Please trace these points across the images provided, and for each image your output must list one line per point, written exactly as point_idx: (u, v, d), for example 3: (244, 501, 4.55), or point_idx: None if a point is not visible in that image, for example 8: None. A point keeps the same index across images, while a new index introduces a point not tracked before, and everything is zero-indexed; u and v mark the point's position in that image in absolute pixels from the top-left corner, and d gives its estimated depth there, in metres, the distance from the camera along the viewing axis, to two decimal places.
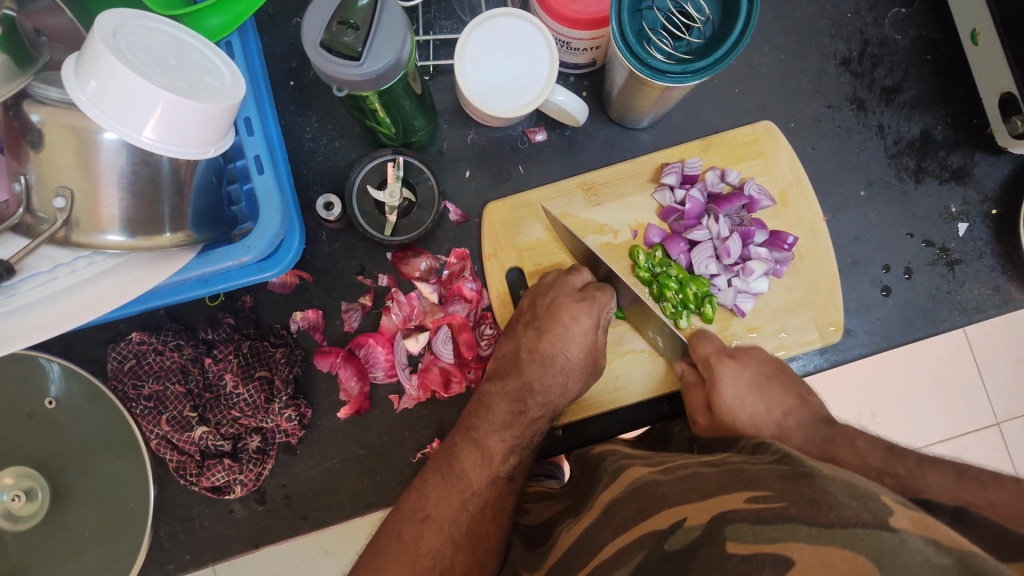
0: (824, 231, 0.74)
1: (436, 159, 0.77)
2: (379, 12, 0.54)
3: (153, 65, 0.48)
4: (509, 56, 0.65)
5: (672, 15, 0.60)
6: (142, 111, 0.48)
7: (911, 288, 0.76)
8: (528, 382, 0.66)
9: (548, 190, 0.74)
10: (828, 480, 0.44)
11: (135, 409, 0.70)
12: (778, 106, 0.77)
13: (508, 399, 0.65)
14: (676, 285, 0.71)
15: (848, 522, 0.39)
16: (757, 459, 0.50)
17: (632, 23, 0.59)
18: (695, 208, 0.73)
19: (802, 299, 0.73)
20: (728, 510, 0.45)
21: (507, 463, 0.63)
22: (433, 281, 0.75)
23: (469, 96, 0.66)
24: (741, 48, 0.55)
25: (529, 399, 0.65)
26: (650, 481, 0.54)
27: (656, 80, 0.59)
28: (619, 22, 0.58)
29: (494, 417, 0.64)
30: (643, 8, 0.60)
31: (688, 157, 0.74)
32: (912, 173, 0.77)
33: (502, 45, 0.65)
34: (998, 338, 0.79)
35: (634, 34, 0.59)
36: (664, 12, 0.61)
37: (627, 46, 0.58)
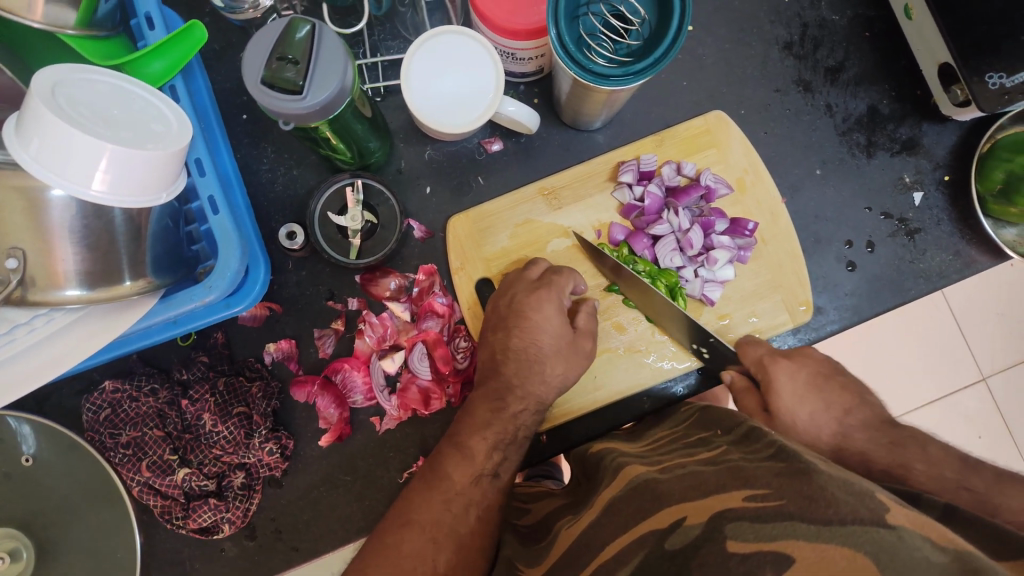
0: (784, 213, 0.75)
1: (395, 179, 0.77)
2: (317, 45, 0.54)
3: (97, 120, 0.49)
4: (454, 77, 0.66)
5: (610, 19, 0.60)
6: (88, 165, 0.48)
7: (875, 261, 0.77)
8: (513, 379, 0.67)
9: (509, 199, 0.75)
10: (827, 479, 0.44)
11: (115, 457, 0.69)
12: (727, 95, 0.79)
13: (486, 399, 0.66)
14: (646, 280, 0.72)
15: (847, 520, 0.40)
16: (757, 457, 0.50)
17: (570, 32, 0.60)
18: (654, 203, 0.74)
19: (767, 282, 0.74)
20: (730, 510, 0.45)
21: (490, 460, 0.63)
22: (404, 300, 0.75)
23: (421, 117, 0.66)
24: (679, 47, 0.56)
25: (508, 395, 0.66)
26: (646, 479, 0.54)
27: (599, 84, 0.60)
28: (557, 33, 0.59)
29: (474, 420, 0.65)
30: (582, 12, 0.61)
31: (643, 153, 0.75)
32: (864, 148, 0.78)
33: (448, 64, 0.66)
34: (979, 299, 0.81)
35: (573, 43, 0.60)
36: (601, 17, 0.61)
37: (568, 55, 0.59)
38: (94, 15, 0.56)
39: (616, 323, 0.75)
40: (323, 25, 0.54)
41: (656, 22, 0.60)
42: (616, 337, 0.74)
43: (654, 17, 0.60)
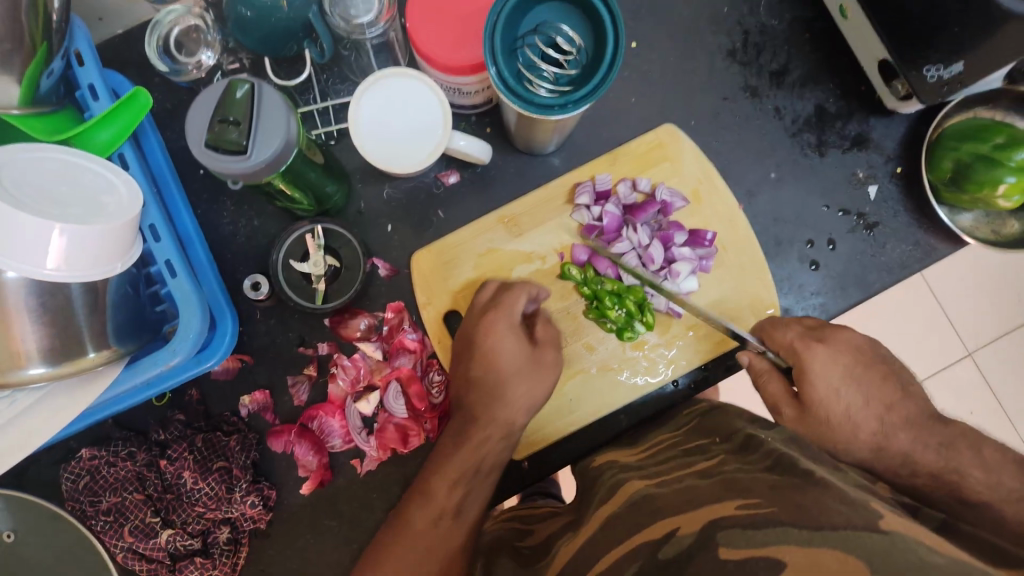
0: (743, 220, 0.75)
1: (355, 220, 0.77)
2: (257, 102, 0.55)
3: (42, 199, 0.49)
4: (403, 118, 0.67)
5: (546, 48, 0.61)
6: (41, 247, 0.48)
7: (837, 258, 0.78)
8: (499, 377, 0.67)
9: (469, 231, 0.75)
10: (822, 490, 0.45)
11: (96, 525, 0.69)
12: (676, 108, 0.80)
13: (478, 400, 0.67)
14: (616, 300, 0.72)
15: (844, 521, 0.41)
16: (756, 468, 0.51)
17: (509, 67, 0.60)
18: (613, 222, 0.75)
19: (732, 289, 0.75)
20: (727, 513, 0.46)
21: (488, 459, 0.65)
22: (374, 339, 0.75)
23: (371, 158, 0.66)
24: (618, 70, 0.58)
25: (501, 396, 0.66)
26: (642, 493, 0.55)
27: (545, 116, 0.61)
28: (497, 70, 0.59)
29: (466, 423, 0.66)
30: (519, 45, 0.62)
31: (598, 173, 0.75)
32: (815, 147, 0.79)
33: (396, 107, 0.66)
34: None
35: (514, 77, 0.61)
36: (536, 48, 0.62)
37: (510, 91, 0.59)
38: (35, 93, 0.57)
39: (587, 342, 0.75)
40: (261, 83, 0.55)
41: (592, 45, 0.61)
42: (591, 357, 0.75)
43: (590, 41, 0.61)
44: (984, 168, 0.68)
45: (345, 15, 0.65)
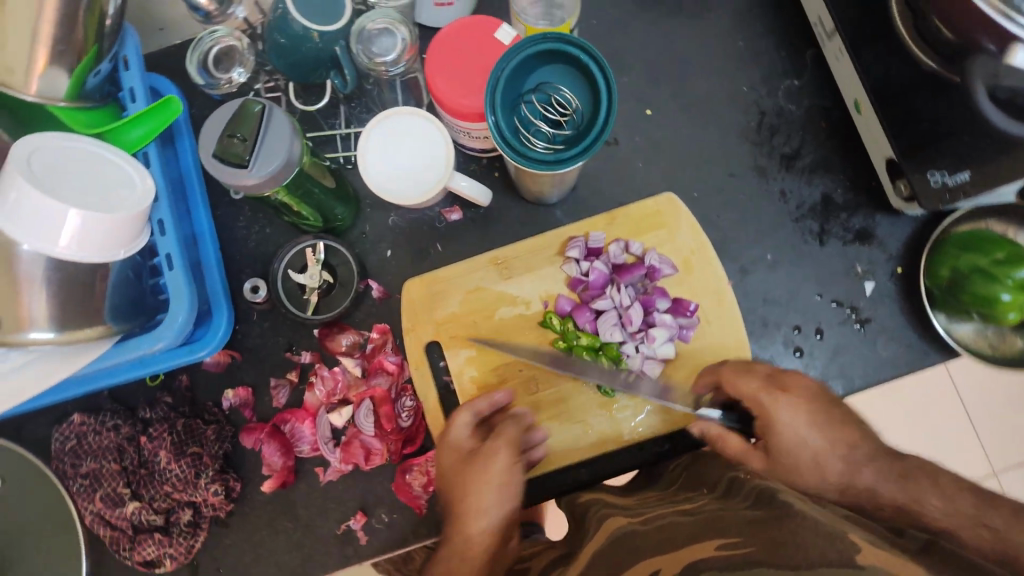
0: (730, 295, 0.76)
1: (358, 240, 0.81)
2: (266, 122, 0.60)
3: (71, 185, 0.55)
4: (411, 153, 0.71)
5: (547, 106, 0.65)
6: (55, 226, 0.54)
7: (824, 348, 0.77)
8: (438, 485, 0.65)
9: (460, 267, 0.79)
10: (798, 523, 0.46)
11: (72, 486, 0.74)
12: (683, 177, 0.82)
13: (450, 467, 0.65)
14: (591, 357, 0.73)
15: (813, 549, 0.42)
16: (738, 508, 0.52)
17: (507, 122, 0.63)
18: (599, 279, 0.76)
19: (708, 362, 0.76)
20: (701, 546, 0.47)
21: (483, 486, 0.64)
22: (357, 356, 0.79)
23: (373, 186, 0.70)
24: (608, 132, 0.60)
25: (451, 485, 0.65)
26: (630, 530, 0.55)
27: (537, 170, 0.62)
28: (495, 123, 0.62)
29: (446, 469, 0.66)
30: (518, 103, 0.65)
31: (593, 231, 0.78)
32: (817, 235, 0.79)
33: (402, 145, 0.71)
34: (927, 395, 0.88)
35: (511, 131, 0.63)
36: (535, 107, 0.65)
37: (506, 141, 0.61)
38: (82, 89, 0.64)
39: (558, 392, 0.76)
40: (272, 107, 0.60)
41: (590, 104, 0.64)
42: (558, 407, 0.76)
43: (589, 100, 0.64)
44: (992, 283, 0.67)
45: (369, 52, 0.70)
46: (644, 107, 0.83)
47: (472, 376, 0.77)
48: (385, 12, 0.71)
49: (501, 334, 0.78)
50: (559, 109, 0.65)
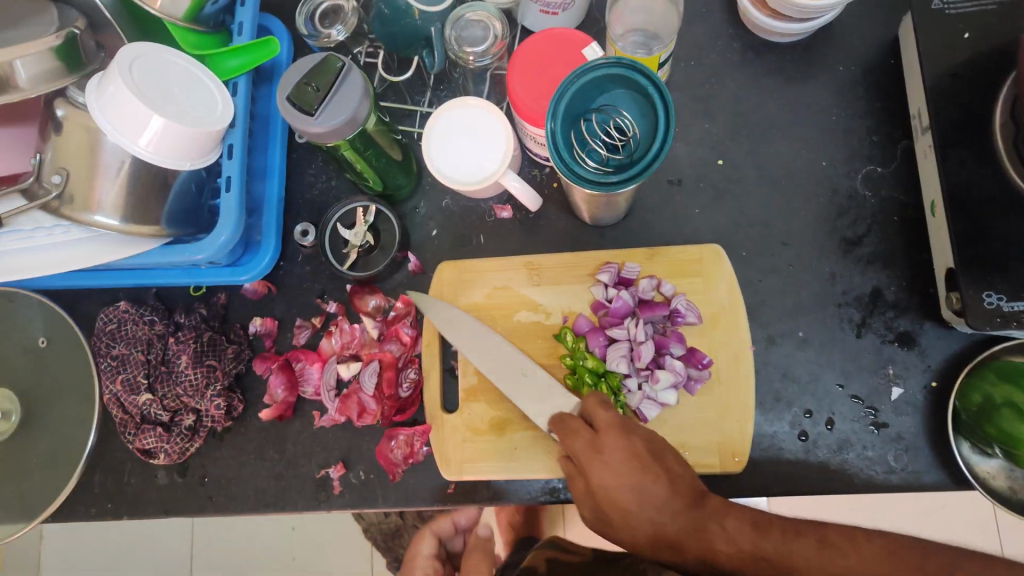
0: (748, 360, 0.75)
1: (409, 214, 0.85)
2: (340, 80, 0.64)
3: (163, 96, 0.61)
4: (474, 142, 0.73)
5: (606, 127, 0.66)
6: (139, 126, 0.60)
7: (831, 440, 0.74)
8: None
9: (494, 262, 0.81)
10: None
11: (101, 364, 0.82)
12: (737, 233, 0.81)
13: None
14: (592, 379, 0.74)
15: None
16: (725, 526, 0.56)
17: (564, 136, 0.65)
18: (621, 308, 0.77)
19: (707, 420, 0.74)
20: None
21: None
22: (378, 319, 0.83)
23: (431, 166, 0.73)
24: (660, 160, 0.61)
25: None
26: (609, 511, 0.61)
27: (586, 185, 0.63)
28: (552, 136, 0.63)
29: None
30: (579, 120, 0.66)
31: (630, 261, 0.79)
32: (855, 325, 0.77)
33: (468, 133, 0.73)
34: None
35: (566, 146, 0.65)
36: (594, 126, 0.66)
37: (559, 154, 0.63)
38: (200, 14, 0.69)
39: None
40: (350, 66, 0.64)
41: (648, 128, 0.65)
42: None
43: (648, 122, 0.65)
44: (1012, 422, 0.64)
45: (461, 42, 0.75)
46: (716, 157, 0.83)
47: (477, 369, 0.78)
48: (486, 8, 0.76)
49: (515, 336, 0.79)
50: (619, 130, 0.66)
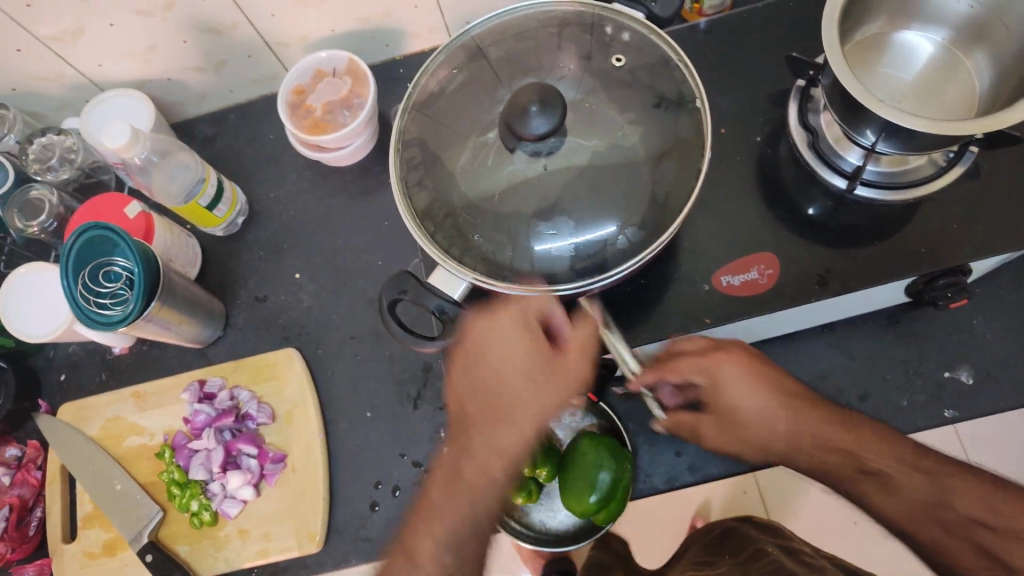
0: (317, 447, 0.86)
1: (43, 363, 0.94)
2: (29, 300, 0.85)
3: None
4: (52, 302, 0.85)
5: (102, 284, 0.79)
6: None
7: (396, 505, 0.84)
8: (492, 389, 0.69)
9: (107, 396, 0.90)
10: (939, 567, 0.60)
11: None
12: (311, 335, 0.92)
13: (477, 445, 0.66)
14: (179, 488, 0.84)
15: (494, 350, 0.69)
16: (863, 435, 0.66)
17: (90, 310, 0.76)
18: (201, 420, 0.86)
19: (287, 509, 0.84)
20: (518, 349, 0.68)
21: (497, 390, 0.69)
22: (11, 467, 0.89)
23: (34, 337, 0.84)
24: (143, 247, 0.78)
25: (496, 437, 0.67)
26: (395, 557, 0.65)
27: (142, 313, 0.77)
28: (95, 320, 0.76)
29: (467, 467, 0.66)
30: (80, 294, 0.77)
31: (217, 375, 0.89)
32: (412, 399, 0.87)
33: (47, 297, 0.85)
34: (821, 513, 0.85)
35: (97, 314, 0.76)
36: (90, 289, 0.78)
37: (111, 322, 0.76)
38: None
39: (164, 519, 0.85)
40: (31, 282, 0.86)
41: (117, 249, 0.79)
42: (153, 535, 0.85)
43: (131, 261, 0.78)
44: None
45: (25, 220, 0.89)
46: (295, 271, 0.94)
47: (89, 498, 0.86)
48: (44, 185, 0.91)
49: (127, 462, 0.88)
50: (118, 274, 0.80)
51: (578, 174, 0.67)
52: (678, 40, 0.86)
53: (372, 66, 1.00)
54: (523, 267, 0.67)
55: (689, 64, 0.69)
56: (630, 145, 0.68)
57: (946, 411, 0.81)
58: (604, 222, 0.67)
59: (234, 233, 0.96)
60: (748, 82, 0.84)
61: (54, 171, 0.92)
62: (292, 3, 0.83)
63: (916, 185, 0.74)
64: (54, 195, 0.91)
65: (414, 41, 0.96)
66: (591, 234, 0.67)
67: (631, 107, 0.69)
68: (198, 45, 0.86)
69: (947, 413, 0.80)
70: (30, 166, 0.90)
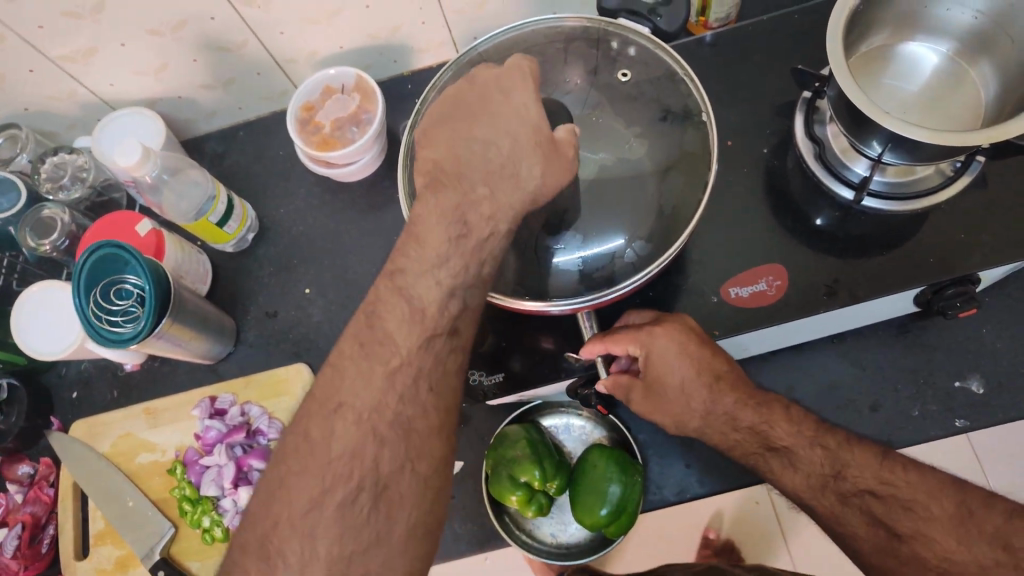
0: None
1: (55, 379, 0.95)
2: (42, 320, 0.85)
3: None
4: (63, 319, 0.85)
5: (113, 301, 0.80)
6: None
7: None
8: (381, 336, 0.52)
9: (118, 413, 0.90)
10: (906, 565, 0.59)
11: None
12: (320, 350, 0.92)
13: (329, 423, 0.50)
14: (191, 504, 0.84)
15: (502, 109, 0.57)
16: (769, 411, 0.68)
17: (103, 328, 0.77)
18: (211, 436, 0.86)
19: None
20: (530, 107, 0.57)
21: (382, 344, 0.52)
22: (24, 485, 0.90)
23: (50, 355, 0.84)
24: (154, 263, 0.78)
25: (363, 411, 0.50)
26: (288, 466, 0.50)
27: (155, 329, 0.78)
28: (109, 337, 0.76)
29: (327, 452, 0.50)
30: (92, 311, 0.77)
31: (228, 392, 0.90)
32: None
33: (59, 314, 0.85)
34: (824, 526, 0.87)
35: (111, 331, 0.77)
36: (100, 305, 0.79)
37: (125, 340, 0.76)
38: None
39: (176, 535, 0.86)
40: (43, 301, 0.86)
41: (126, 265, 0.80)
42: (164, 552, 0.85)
43: (142, 279, 0.78)
44: (507, 479, 0.78)
45: (37, 239, 0.90)
46: (304, 286, 0.95)
47: (101, 515, 0.87)
48: (57, 205, 0.93)
49: (140, 479, 0.89)
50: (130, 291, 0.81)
51: (586, 187, 0.68)
52: (684, 52, 0.87)
53: (380, 81, 1.01)
54: (532, 283, 0.68)
55: (695, 77, 0.70)
56: (638, 160, 0.69)
57: (957, 421, 0.80)
58: (613, 235, 0.67)
59: (244, 249, 0.97)
60: (755, 94, 0.84)
61: (66, 189, 0.93)
62: (300, 20, 0.84)
63: (924, 195, 0.74)
64: (67, 214, 0.93)
65: (420, 56, 0.97)
66: (599, 247, 0.67)
67: (638, 121, 0.70)
68: (208, 63, 0.87)
69: (958, 422, 0.80)
70: (41, 185, 0.92)
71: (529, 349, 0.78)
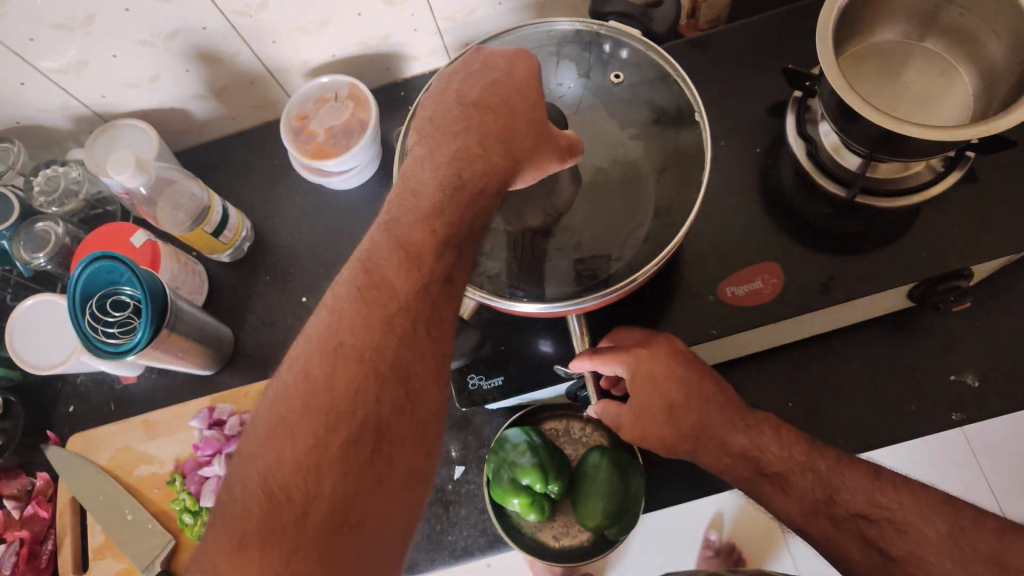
0: None
1: (52, 394, 0.94)
2: (41, 337, 0.85)
3: None
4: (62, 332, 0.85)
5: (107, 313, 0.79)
6: None
7: None
8: (386, 282, 0.51)
9: (115, 426, 0.90)
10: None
11: None
12: None
13: (334, 360, 0.48)
14: (192, 515, 0.84)
15: (505, 86, 0.61)
16: (758, 429, 0.66)
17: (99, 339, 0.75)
18: (209, 446, 0.86)
19: None
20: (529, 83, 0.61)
21: (384, 282, 0.51)
22: (21, 500, 0.89)
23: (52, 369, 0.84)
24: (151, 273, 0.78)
25: (367, 349, 0.48)
26: (288, 408, 0.47)
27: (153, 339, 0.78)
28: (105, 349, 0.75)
29: (329, 390, 0.47)
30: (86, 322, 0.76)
31: (224, 402, 0.90)
32: None
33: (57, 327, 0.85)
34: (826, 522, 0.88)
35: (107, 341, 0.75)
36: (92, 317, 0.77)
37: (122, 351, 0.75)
38: None
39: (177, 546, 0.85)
40: (39, 318, 0.86)
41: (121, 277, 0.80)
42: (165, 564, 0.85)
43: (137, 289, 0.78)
44: (507, 481, 0.78)
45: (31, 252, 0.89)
46: (301, 295, 0.95)
47: (100, 529, 0.86)
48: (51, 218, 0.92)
49: (138, 492, 0.88)
50: (127, 302, 0.80)
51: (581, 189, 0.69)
52: (676, 55, 0.88)
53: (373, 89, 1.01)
54: (529, 284, 0.67)
55: (685, 76, 0.70)
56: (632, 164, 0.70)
57: (953, 415, 0.81)
58: (608, 236, 0.68)
59: (239, 259, 0.97)
60: (747, 95, 0.85)
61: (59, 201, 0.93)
62: (292, 28, 0.84)
63: (916, 189, 0.75)
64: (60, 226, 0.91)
65: (413, 64, 0.97)
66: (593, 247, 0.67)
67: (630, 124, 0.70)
68: (200, 73, 0.87)
69: (953, 417, 0.81)
70: (35, 199, 0.92)
71: (527, 353, 0.79)
